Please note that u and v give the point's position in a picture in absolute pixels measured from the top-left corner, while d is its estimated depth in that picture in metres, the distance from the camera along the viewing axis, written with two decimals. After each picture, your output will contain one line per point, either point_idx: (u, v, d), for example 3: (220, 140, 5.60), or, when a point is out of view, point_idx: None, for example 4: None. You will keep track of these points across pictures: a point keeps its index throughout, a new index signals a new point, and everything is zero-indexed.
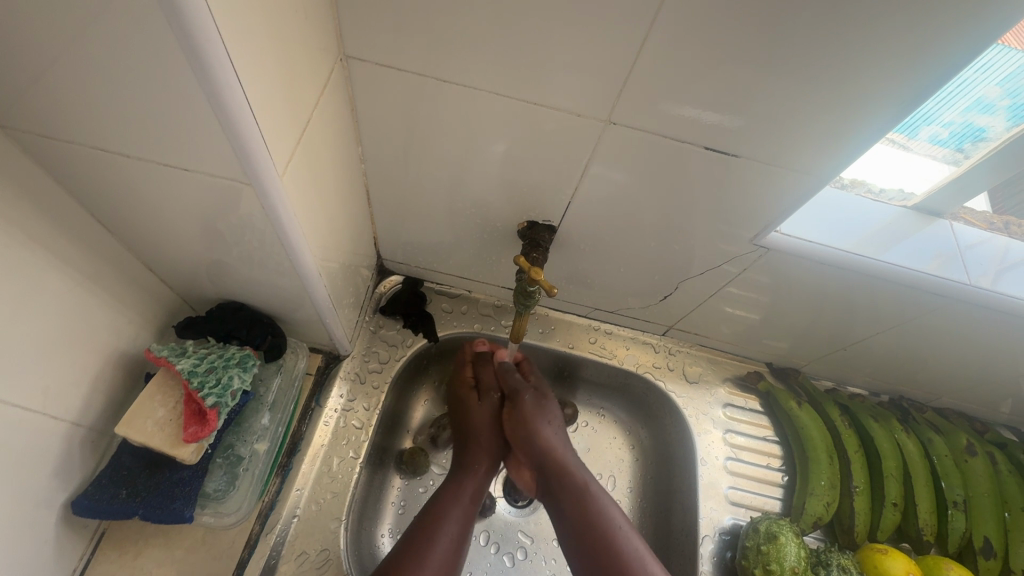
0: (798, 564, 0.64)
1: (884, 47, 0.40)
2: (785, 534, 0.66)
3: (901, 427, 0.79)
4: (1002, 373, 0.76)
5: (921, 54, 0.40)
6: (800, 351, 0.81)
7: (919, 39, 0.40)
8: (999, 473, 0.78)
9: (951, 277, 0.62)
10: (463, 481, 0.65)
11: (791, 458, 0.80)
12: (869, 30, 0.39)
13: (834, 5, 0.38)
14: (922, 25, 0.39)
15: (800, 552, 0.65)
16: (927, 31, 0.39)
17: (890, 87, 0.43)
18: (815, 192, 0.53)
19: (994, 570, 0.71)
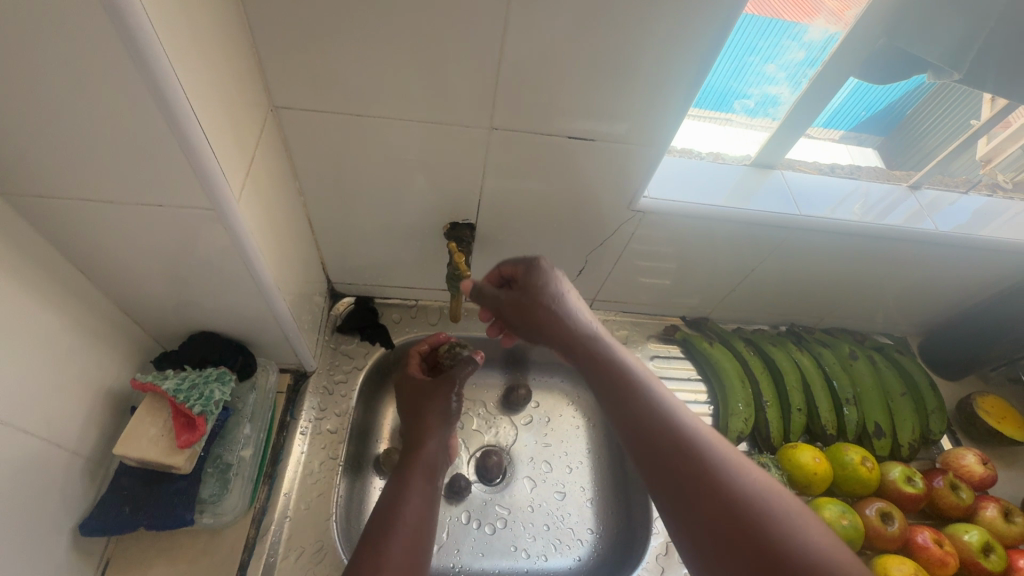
0: None
1: (690, 36, 0.53)
2: None
3: (796, 349, 0.95)
4: (859, 286, 0.93)
5: (717, 43, 0.54)
6: (705, 298, 0.96)
7: (709, 32, 0.53)
8: (879, 369, 0.95)
9: (789, 211, 0.77)
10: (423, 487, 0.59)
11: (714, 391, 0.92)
12: (673, 28, 0.53)
13: (648, 21, 0.52)
14: (713, 25, 0.52)
15: None
16: (719, 29, 0.53)
17: (707, 72, 0.57)
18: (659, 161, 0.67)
19: (887, 447, 0.86)
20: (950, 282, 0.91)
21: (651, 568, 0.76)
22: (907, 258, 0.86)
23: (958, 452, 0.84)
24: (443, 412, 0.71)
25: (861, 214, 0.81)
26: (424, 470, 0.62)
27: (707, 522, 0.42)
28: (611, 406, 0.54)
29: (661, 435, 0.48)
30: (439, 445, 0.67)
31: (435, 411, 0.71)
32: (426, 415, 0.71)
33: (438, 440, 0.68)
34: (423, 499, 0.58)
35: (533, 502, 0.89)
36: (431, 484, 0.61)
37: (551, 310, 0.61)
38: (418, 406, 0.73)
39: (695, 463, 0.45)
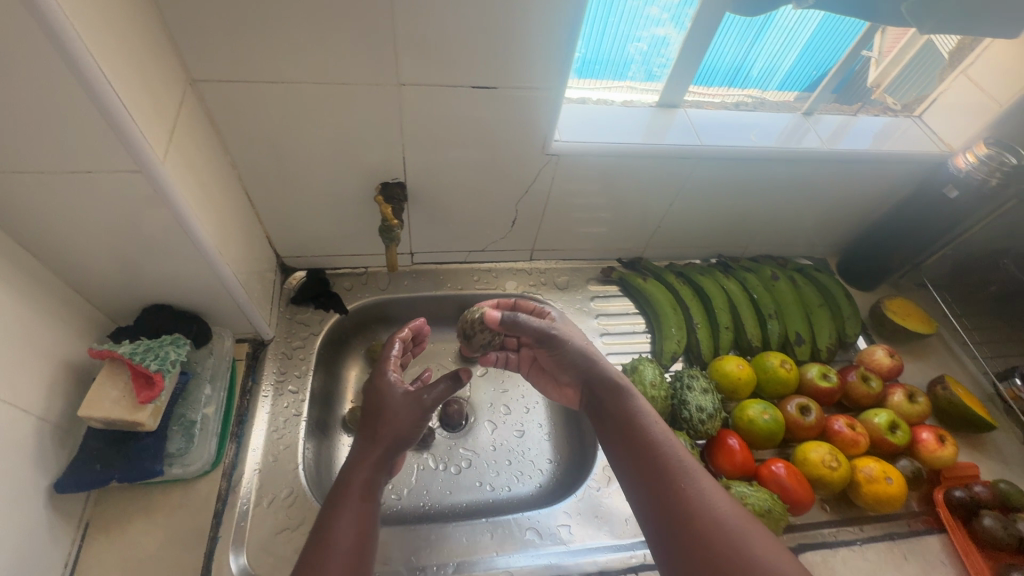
0: (657, 380, 0.82)
1: None
2: (645, 364, 0.85)
3: (724, 276, 1.03)
4: (774, 212, 1.01)
5: None
6: (636, 239, 1.02)
7: None
8: (799, 286, 1.03)
9: (692, 143, 0.84)
10: (363, 497, 0.57)
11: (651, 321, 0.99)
12: None
13: None
14: None
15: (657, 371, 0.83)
16: None
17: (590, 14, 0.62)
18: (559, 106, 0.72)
19: (807, 352, 0.95)
20: (853, 200, 1.00)
21: (600, 478, 0.80)
22: (810, 179, 0.94)
23: (870, 350, 0.93)
24: (397, 434, 0.62)
25: (759, 139, 0.87)
26: (359, 500, 0.56)
27: (686, 535, 0.51)
28: (612, 437, 0.61)
29: (657, 466, 0.55)
30: (394, 444, 0.62)
31: (383, 433, 0.62)
32: (376, 437, 0.62)
33: (376, 460, 0.60)
34: (355, 530, 0.54)
35: (495, 443, 0.95)
36: (370, 516, 0.56)
37: (562, 348, 0.68)
38: (371, 425, 0.64)
39: (671, 479, 0.54)
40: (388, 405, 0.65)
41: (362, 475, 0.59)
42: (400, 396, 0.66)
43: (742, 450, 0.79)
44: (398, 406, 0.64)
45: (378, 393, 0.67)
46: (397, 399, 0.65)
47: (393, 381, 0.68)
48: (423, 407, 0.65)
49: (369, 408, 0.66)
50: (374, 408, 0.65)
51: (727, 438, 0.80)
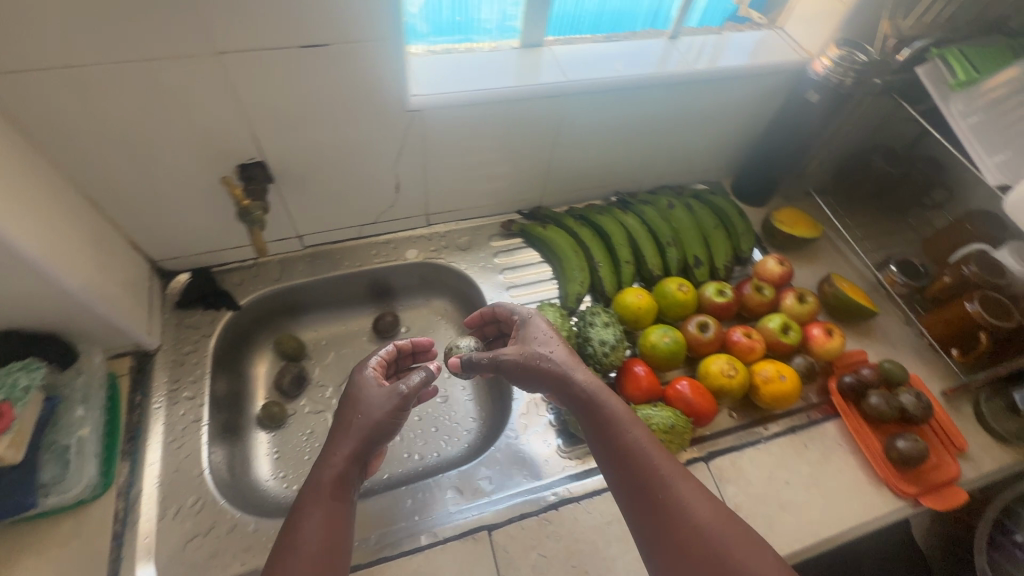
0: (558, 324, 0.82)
1: None
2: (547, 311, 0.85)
3: (622, 212, 1.04)
4: (660, 141, 1.01)
5: None
6: (532, 187, 1.01)
7: None
8: (695, 211, 1.06)
9: (557, 80, 0.82)
10: (333, 500, 0.56)
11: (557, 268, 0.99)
12: None
13: None
14: None
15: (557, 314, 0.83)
16: None
17: None
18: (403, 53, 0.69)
19: (706, 273, 0.98)
20: (731, 118, 1.02)
21: (516, 427, 0.81)
22: (685, 102, 0.94)
23: (762, 261, 0.97)
24: (371, 427, 0.61)
25: (624, 68, 0.86)
26: (329, 502, 0.55)
27: (682, 556, 0.52)
28: (604, 453, 0.60)
29: (642, 474, 0.57)
30: (369, 445, 0.60)
31: (358, 428, 0.60)
32: (354, 431, 0.60)
33: (352, 456, 0.59)
34: (322, 535, 0.53)
35: (420, 412, 0.95)
36: (343, 513, 0.56)
37: (540, 360, 0.66)
38: (344, 421, 0.62)
39: (676, 516, 0.54)
40: (364, 398, 0.63)
41: (332, 477, 0.57)
42: (379, 393, 0.63)
43: (648, 375, 0.82)
44: (372, 401, 0.62)
45: (357, 387, 0.65)
46: (375, 396, 0.63)
47: (371, 377, 0.66)
48: (398, 400, 0.63)
49: (344, 405, 0.64)
50: (349, 406, 0.63)
51: (633, 367, 0.83)
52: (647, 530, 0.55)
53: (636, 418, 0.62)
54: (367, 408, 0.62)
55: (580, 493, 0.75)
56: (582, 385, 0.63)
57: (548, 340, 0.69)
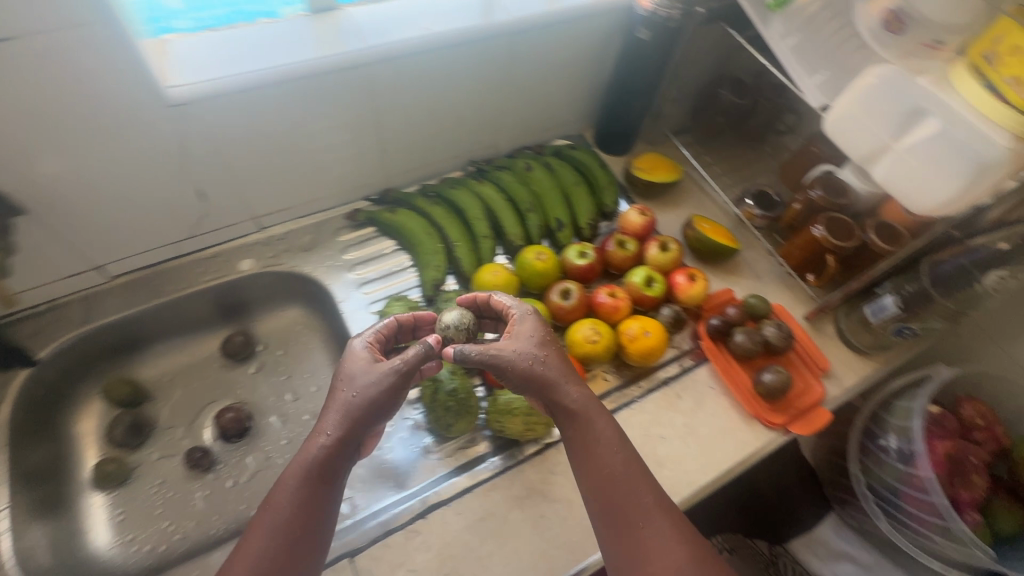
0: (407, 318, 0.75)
1: None
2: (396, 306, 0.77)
3: (477, 182, 0.97)
4: (503, 98, 0.94)
5: None
6: (373, 169, 0.92)
7: None
8: (555, 169, 1.01)
9: (351, 48, 0.73)
10: (307, 492, 0.55)
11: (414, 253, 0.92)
12: None
13: None
14: None
15: None
16: None
17: None
18: (128, 37, 0.59)
19: (569, 234, 0.94)
20: (573, 64, 0.95)
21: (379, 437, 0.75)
22: (517, 54, 0.87)
23: (625, 215, 0.94)
24: (359, 409, 0.58)
25: (432, 28, 0.77)
26: (309, 485, 0.55)
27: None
28: (585, 473, 0.59)
29: (616, 496, 0.57)
30: (354, 435, 0.58)
31: (342, 409, 0.58)
32: (343, 414, 0.58)
33: (335, 446, 0.57)
34: (288, 524, 0.54)
35: (288, 434, 0.87)
36: (323, 502, 0.56)
37: (533, 362, 0.61)
38: (333, 399, 0.59)
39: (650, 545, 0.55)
40: (355, 381, 0.59)
41: (310, 467, 0.56)
42: (372, 374, 0.59)
43: None
44: (366, 387, 0.59)
45: (351, 361, 0.61)
46: (364, 376, 0.59)
47: (364, 357, 0.61)
48: (388, 389, 0.59)
49: (337, 381, 0.61)
50: (341, 386, 0.60)
51: None
52: (616, 550, 0.56)
53: (624, 441, 0.60)
54: (359, 390, 0.59)
55: (449, 494, 0.70)
56: (571, 402, 0.60)
57: (543, 343, 0.63)
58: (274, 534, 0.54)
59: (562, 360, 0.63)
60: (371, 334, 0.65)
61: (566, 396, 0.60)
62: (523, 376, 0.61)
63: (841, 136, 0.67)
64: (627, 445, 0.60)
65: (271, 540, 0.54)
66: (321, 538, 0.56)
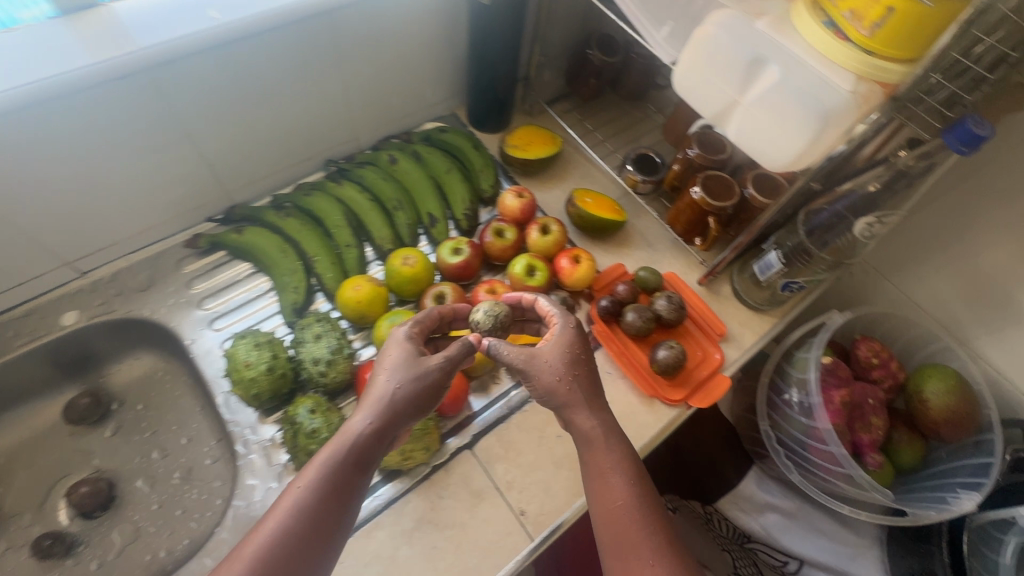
0: (254, 358, 0.66)
1: None
2: (242, 344, 0.68)
3: (335, 184, 0.87)
4: (343, 85, 0.83)
5: None
6: (209, 186, 0.80)
7: None
8: (423, 158, 0.92)
9: (123, 48, 0.60)
10: (336, 488, 0.51)
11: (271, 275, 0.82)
12: None
13: None
14: None
15: (251, 344, 0.67)
16: None
17: None
18: None
19: (444, 230, 0.87)
20: (419, 38, 0.86)
21: (245, 491, 0.67)
22: (343, 33, 0.76)
23: (502, 198, 0.87)
24: (401, 397, 0.55)
25: (221, 16, 0.64)
26: (338, 476, 0.51)
27: None
28: (595, 500, 0.57)
29: (618, 529, 0.55)
30: (393, 426, 0.55)
31: (378, 399, 0.55)
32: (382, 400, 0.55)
33: (374, 436, 0.54)
34: (303, 527, 0.49)
35: (159, 498, 0.77)
36: (349, 498, 0.52)
37: (560, 378, 0.59)
38: (371, 389, 0.56)
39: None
40: (399, 370, 0.56)
41: (342, 460, 0.52)
42: (421, 358, 0.57)
43: None
44: (415, 373, 0.56)
45: (395, 345, 0.58)
46: (410, 361, 0.57)
47: (413, 342, 0.59)
48: (434, 384, 0.57)
49: (376, 367, 0.58)
50: (384, 372, 0.57)
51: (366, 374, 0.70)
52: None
53: (637, 467, 0.58)
54: (406, 378, 0.56)
55: None
56: (585, 427, 0.59)
57: (576, 351, 0.62)
58: (286, 534, 0.48)
59: (589, 383, 0.61)
60: (433, 312, 0.65)
61: (581, 419, 0.59)
62: (545, 390, 0.60)
63: (689, 91, 0.61)
64: (641, 473, 0.58)
65: (282, 535, 0.48)
66: (328, 547, 0.50)
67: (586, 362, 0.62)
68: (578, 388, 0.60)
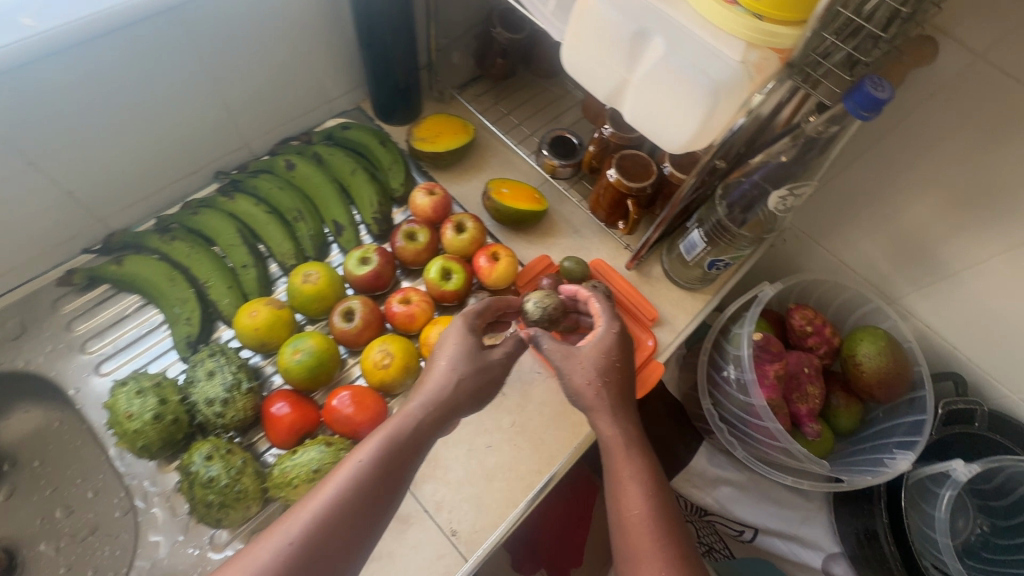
0: (139, 408, 0.60)
1: None
2: (124, 392, 0.61)
3: (227, 198, 0.79)
4: (217, 87, 0.75)
5: None
6: (76, 214, 0.71)
7: None
8: (324, 159, 0.84)
9: None
10: (377, 476, 0.51)
11: (158, 307, 0.74)
12: None
13: None
14: None
15: (134, 392, 0.61)
16: None
17: None
18: None
19: (352, 237, 0.80)
20: (298, 26, 0.77)
21: (147, 552, 0.61)
22: (201, 28, 0.68)
23: (413, 197, 0.81)
24: (454, 383, 0.58)
25: (36, 23, 0.56)
26: (382, 466, 0.51)
27: None
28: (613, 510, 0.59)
29: (631, 535, 0.56)
30: (444, 413, 0.57)
31: (429, 386, 0.58)
32: (443, 380, 0.58)
33: (426, 426, 0.55)
34: (342, 514, 0.48)
35: (67, 562, 0.71)
36: (389, 490, 0.51)
37: (590, 382, 0.62)
38: (422, 379, 0.59)
39: None
40: (454, 360, 0.59)
41: (385, 447, 0.52)
42: (474, 347, 0.61)
43: (293, 412, 0.65)
44: (474, 357, 0.60)
45: (451, 334, 0.62)
46: (466, 348, 0.61)
47: (469, 333, 0.63)
48: (490, 376, 0.61)
49: (429, 358, 0.61)
50: (437, 361, 0.60)
51: (271, 408, 0.65)
52: None
53: (659, 476, 0.60)
54: (462, 365, 0.59)
55: None
56: (610, 435, 0.61)
57: (618, 353, 0.64)
58: (323, 517, 0.48)
59: (620, 391, 0.63)
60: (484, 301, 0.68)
61: (606, 425, 0.61)
62: (575, 391, 0.63)
63: (575, 68, 0.55)
64: (662, 482, 0.59)
65: (329, 513, 0.48)
66: (369, 534, 0.49)
67: (627, 364, 0.64)
68: (612, 395, 0.62)
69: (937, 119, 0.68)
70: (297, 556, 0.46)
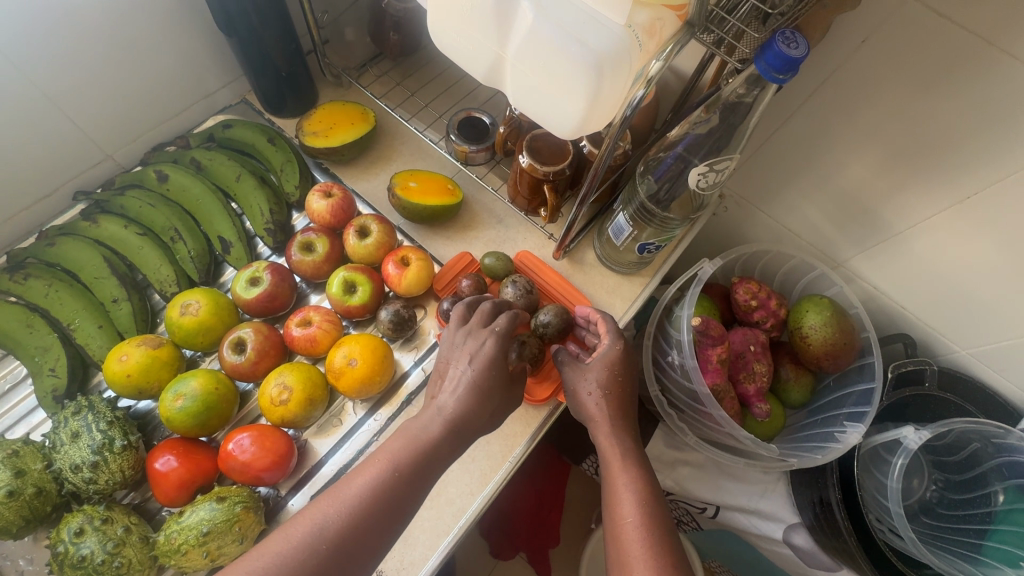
0: None
1: None
2: None
3: (89, 222, 0.69)
4: (50, 97, 0.63)
5: None
6: None
7: None
8: (203, 166, 0.74)
9: None
10: (387, 483, 0.48)
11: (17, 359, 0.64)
12: None
13: None
14: None
15: None
16: None
17: None
18: None
19: (242, 254, 0.70)
20: (139, 15, 0.65)
21: None
22: (5, 29, 0.56)
23: (308, 201, 0.71)
24: (484, 374, 0.54)
25: None
26: (392, 473, 0.48)
27: None
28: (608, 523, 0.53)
29: (623, 546, 0.51)
30: (467, 409, 0.53)
31: (450, 377, 0.55)
32: (465, 382, 0.54)
33: (445, 428, 0.52)
34: (348, 519, 0.46)
35: None
36: (396, 501, 0.48)
37: (591, 394, 0.59)
38: (442, 371, 0.57)
39: None
40: (481, 356, 0.55)
41: (398, 453, 0.50)
42: (502, 348, 0.56)
43: (180, 465, 0.57)
44: (498, 357, 0.56)
45: (478, 326, 0.58)
46: (491, 349, 0.56)
47: (496, 334, 0.57)
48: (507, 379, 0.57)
49: (448, 351, 0.58)
50: (456, 357, 0.57)
51: (155, 463, 0.57)
52: None
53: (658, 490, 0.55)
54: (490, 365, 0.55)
55: None
56: (605, 444, 0.57)
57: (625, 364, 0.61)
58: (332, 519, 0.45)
59: (622, 407, 0.60)
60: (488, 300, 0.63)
61: (603, 433, 0.58)
62: (577, 401, 0.60)
63: (448, 44, 0.47)
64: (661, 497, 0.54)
65: (348, 514, 0.46)
66: (381, 542, 0.47)
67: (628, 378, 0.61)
68: (616, 404, 0.59)
69: (871, 69, 0.61)
70: (315, 557, 0.44)
